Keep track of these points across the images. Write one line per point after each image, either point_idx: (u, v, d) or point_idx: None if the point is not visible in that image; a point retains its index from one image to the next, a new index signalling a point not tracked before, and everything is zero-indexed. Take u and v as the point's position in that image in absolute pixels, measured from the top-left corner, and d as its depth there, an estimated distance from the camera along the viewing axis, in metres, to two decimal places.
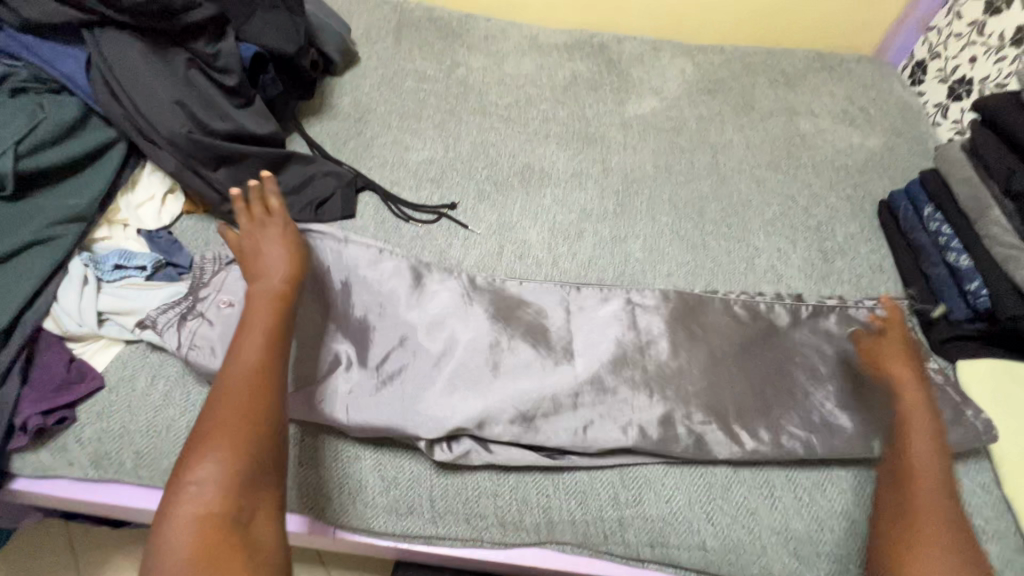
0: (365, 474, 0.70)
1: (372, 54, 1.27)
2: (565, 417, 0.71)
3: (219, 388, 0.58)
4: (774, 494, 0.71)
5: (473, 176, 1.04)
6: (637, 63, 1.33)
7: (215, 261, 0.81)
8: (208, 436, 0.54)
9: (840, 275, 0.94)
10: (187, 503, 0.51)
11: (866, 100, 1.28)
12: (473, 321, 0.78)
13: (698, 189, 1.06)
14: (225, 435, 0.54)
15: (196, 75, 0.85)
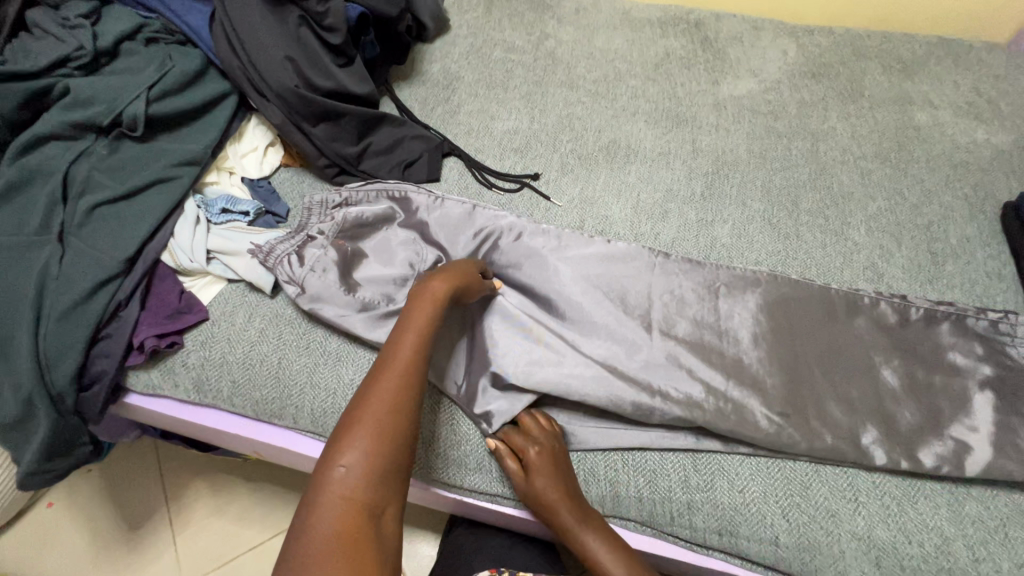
0: (439, 425, 0.73)
1: (463, 24, 1.28)
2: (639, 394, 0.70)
3: (378, 359, 0.56)
4: (858, 500, 0.67)
5: (557, 149, 1.03)
6: (735, 43, 1.27)
7: (321, 206, 0.87)
8: (373, 410, 0.51)
9: (951, 279, 0.86)
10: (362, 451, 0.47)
11: (996, 92, 1.16)
12: (562, 285, 0.80)
13: (794, 177, 1.00)
14: (390, 415, 0.51)
15: (305, 32, 0.88)
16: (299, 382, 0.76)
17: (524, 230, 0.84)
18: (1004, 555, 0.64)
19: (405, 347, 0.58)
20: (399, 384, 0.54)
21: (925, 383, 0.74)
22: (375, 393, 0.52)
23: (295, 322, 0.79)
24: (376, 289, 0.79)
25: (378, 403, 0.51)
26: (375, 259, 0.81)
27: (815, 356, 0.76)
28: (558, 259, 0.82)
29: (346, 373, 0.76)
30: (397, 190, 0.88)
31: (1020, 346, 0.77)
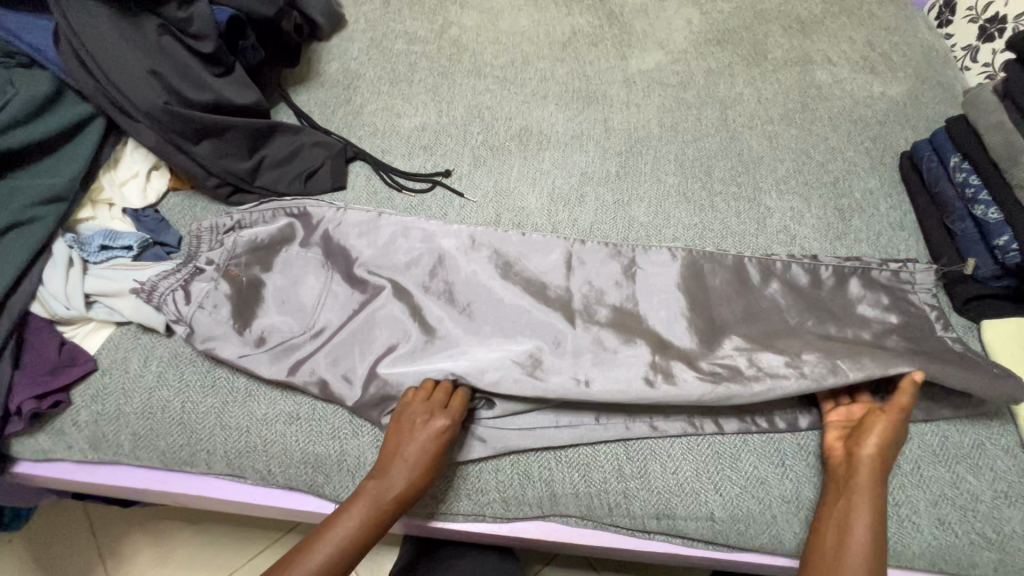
0: (362, 449, 0.69)
1: (360, 17, 1.21)
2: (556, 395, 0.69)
3: (341, 512, 0.62)
4: (785, 464, 0.68)
5: (468, 142, 1.00)
6: (641, 15, 1.25)
7: (211, 232, 0.81)
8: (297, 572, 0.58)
9: (858, 234, 0.89)
10: None
11: (888, 44, 1.20)
12: (477, 286, 0.78)
13: (706, 148, 1.00)
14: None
15: (169, 42, 0.80)
16: (208, 425, 0.70)
17: (435, 233, 0.83)
18: (920, 496, 0.67)
19: (354, 522, 0.61)
20: (336, 552, 0.59)
21: (841, 339, 0.76)
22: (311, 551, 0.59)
23: (196, 361, 0.73)
24: (280, 316, 0.76)
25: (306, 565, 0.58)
26: (278, 284, 0.78)
27: (735, 327, 0.77)
28: (472, 258, 0.80)
29: (258, 409, 0.71)
30: (296, 206, 0.84)
31: (920, 292, 0.81)
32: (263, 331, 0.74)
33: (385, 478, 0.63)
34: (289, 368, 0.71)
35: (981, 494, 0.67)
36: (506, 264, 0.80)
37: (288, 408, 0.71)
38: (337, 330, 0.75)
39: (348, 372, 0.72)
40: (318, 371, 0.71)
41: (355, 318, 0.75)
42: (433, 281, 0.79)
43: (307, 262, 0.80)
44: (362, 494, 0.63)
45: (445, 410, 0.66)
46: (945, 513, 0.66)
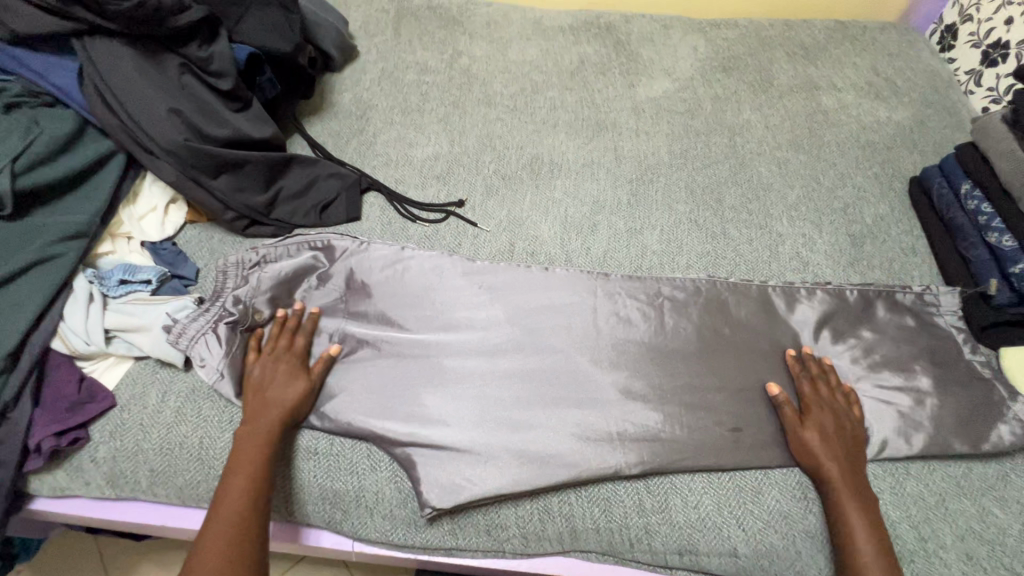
0: (380, 484, 0.69)
1: (371, 49, 1.24)
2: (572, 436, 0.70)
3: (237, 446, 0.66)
4: (809, 497, 0.68)
5: (480, 171, 1.01)
6: (647, 43, 1.28)
7: (237, 267, 0.82)
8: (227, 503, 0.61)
9: (871, 260, 0.89)
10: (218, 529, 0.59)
11: (892, 70, 1.21)
12: (499, 321, 0.80)
13: (715, 175, 1.01)
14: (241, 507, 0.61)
15: (190, 79, 0.82)
16: (226, 460, 0.70)
17: (458, 267, 0.85)
18: (947, 530, 0.66)
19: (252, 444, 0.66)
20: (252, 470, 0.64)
21: (860, 369, 0.76)
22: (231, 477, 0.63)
23: (215, 396, 0.73)
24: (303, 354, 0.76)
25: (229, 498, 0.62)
26: None
27: (753, 359, 0.77)
28: (494, 295, 0.83)
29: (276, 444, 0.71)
30: (320, 240, 0.86)
31: (946, 314, 0.81)
32: None
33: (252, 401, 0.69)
34: (317, 407, 0.72)
35: (1009, 528, 0.66)
36: (525, 300, 0.82)
37: (306, 444, 0.71)
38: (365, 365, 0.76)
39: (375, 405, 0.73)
40: (344, 409, 0.72)
41: (381, 354, 0.77)
42: (456, 313, 0.81)
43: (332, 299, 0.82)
44: (238, 477, 0.63)
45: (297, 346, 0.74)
46: (973, 548, 0.65)
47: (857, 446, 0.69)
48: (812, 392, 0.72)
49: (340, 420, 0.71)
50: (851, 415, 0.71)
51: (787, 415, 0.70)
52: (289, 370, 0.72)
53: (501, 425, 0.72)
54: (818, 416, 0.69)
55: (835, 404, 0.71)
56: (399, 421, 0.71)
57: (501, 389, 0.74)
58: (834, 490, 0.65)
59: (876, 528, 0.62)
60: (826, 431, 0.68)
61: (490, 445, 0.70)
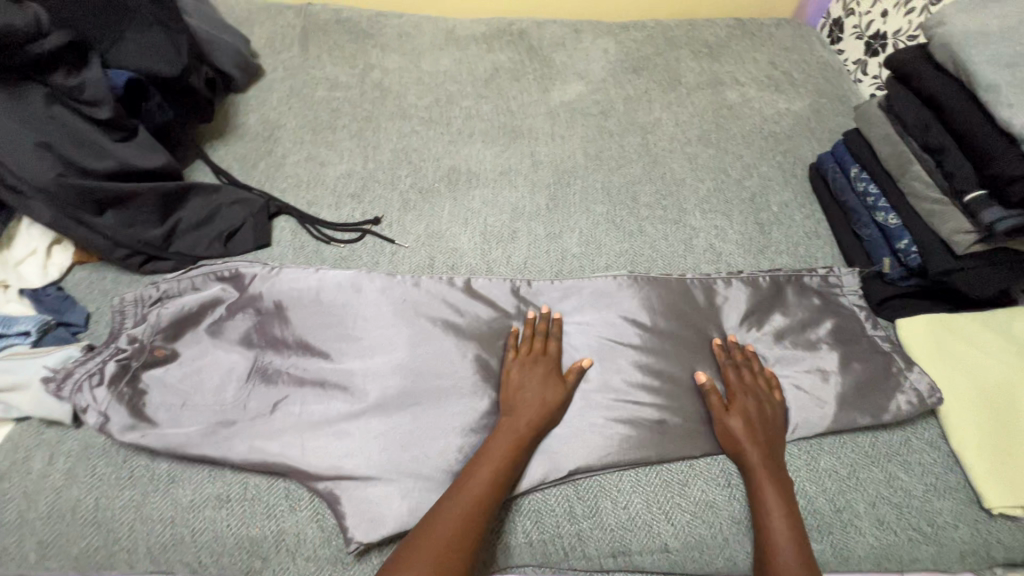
0: (301, 525, 0.65)
1: (277, 66, 1.19)
2: None
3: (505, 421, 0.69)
4: (732, 484, 0.70)
5: (396, 186, 0.99)
6: (559, 48, 1.29)
7: (136, 304, 0.76)
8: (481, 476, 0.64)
9: (778, 246, 0.93)
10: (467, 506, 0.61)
11: (789, 63, 1.28)
12: (424, 338, 0.76)
13: (630, 174, 1.03)
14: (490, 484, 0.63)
15: (59, 110, 0.75)
16: (127, 520, 0.64)
17: (376, 287, 0.81)
18: (859, 499, 0.69)
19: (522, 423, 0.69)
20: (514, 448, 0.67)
21: (774, 354, 0.79)
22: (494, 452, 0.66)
23: (111, 452, 0.68)
24: (212, 393, 0.71)
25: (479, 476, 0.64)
26: (210, 357, 0.73)
27: (675, 354, 0.78)
28: (416, 313, 0.79)
29: (184, 496, 0.65)
30: (227, 270, 0.80)
31: (849, 294, 0.85)
32: (196, 412, 0.69)
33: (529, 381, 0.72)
34: (230, 449, 0.67)
35: (913, 490, 0.70)
36: (450, 313, 0.80)
37: (217, 491, 0.66)
38: (281, 401, 0.72)
39: (294, 442, 0.68)
40: (260, 448, 0.67)
41: (300, 386, 0.73)
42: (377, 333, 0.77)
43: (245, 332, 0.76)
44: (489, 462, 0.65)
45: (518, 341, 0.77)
46: (884, 513, 0.68)
47: (778, 431, 0.71)
48: (737, 380, 0.74)
49: (253, 458, 0.67)
50: (774, 401, 0.73)
51: (714, 403, 0.72)
52: (534, 367, 0.74)
53: (431, 449, 0.69)
54: (742, 403, 0.72)
55: (757, 390, 0.74)
56: (320, 456, 0.67)
57: (431, 410, 0.72)
58: (753, 476, 0.67)
59: (790, 512, 0.64)
60: (749, 418, 0.71)
61: (416, 469, 0.68)
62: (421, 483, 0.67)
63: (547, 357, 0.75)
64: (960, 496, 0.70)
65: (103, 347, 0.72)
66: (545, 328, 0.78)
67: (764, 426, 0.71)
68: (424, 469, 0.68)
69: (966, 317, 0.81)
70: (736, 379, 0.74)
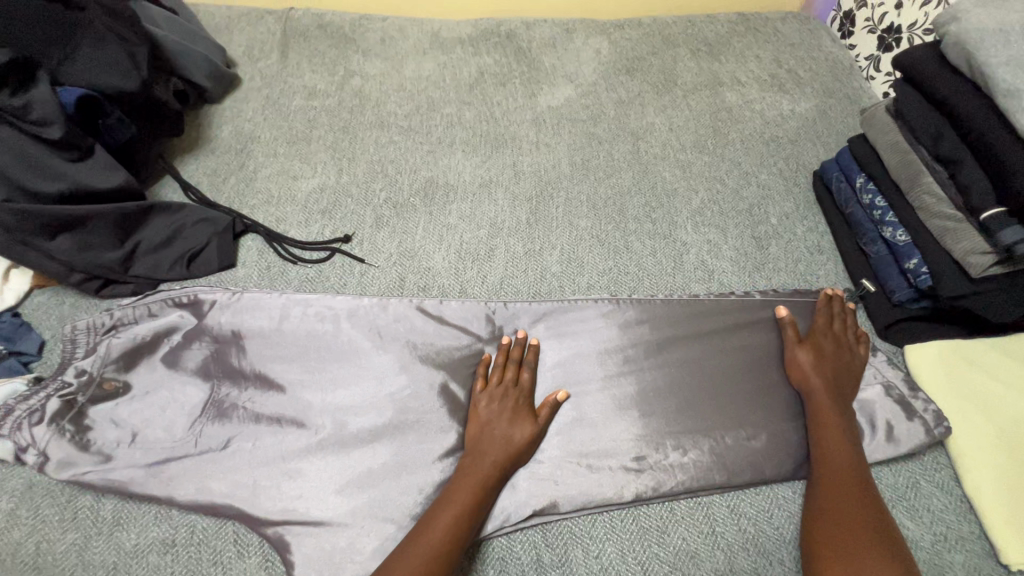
0: (247, 574, 0.61)
1: (255, 74, 1.15)
2: None
3: (473, 456, 0.65)
4: (716, 532, 0.63)
5: (369, 202, 0.94)
6: (549, 49, 1.23)
7: (88, 332, 0.72)
8: (444, 518, 0.59)
9: (776, 262, 0.86)
10: (431, 551, 0.56)
11: (794, 60, 1.20)
12: (387, 369, 0.72)
13: (618, 184, 0.97)
14: (453, 527, 0.58)
15: (5, 132, 0.71)
16: (67, 566, 0.60)
17: (341, 311, 0.77)
18: None
19: (490, 459, 0.64)
20: (483, 486, 0.62)
21: (767, 385, 0.73)
22: (462, 491, 0.61)
23: (55, 491, 0.64)
24: (162, 429, 0.67)
25: (444, 517, 0.59)
26: (164, 389, 0.70)
27: (657, 385, 0.73)
28: (383, 342, 0.74)
29: (127, 540, 0.62)
30: (184, 295, 0.76)
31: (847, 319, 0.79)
32: (143, 450, 0.66)
33: (504, 408, 0.68)
34: (178, 490, 0.64)
35: (920, 540, 0.63)
36: (416, 340, 0.75)
37: (162, 535, 0.62)
38: (236, 436, 0.68)
39: (244, 481, 0.65)
40: (210, 487, 0.64)
41: (254, 420, 0.69)
42: (337, 362, 0.73)
43: (200, 359, 0.73)
44: (455, 502, 0.60)
45: (512, 369, 0.71)
46: None
47: (855, 378, 0.72)
48: (823, 325, 0.75)
49: (203, 498, 0.63)
50: (858, 352, 0.74)
51: (790, 335, 0.75)
52: (515, 410, 0.68)
53: (390, 489, 0.64)
54: (820, 342, 0.73)
55: (844, 338, 0.75)
56: (273, 498, 0.64)
57: (392, 447, 0.67)
58: (821, 426, 0.67)
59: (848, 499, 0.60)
60: (821, 356, 0.72)
61: (373, 513, 0.63)
62: (374, 528, 0.62)
63: (518, 387, 0.70)
64: (974, 546, 0.62)
65: (53, 379, 0.68)
66: (518, 355, 0.72)
67: (835, 365, 0.71)
68: (382, 514, 0.63)
69: (982, 345, 0.73)
70: (822, 326, 0.76)
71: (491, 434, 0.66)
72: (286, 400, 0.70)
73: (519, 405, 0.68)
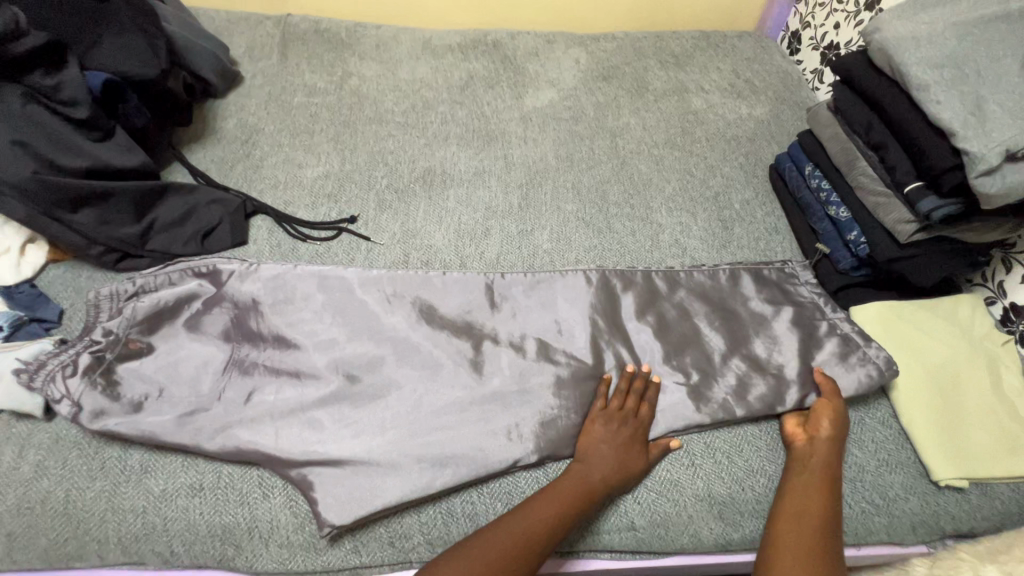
0: (274, 512, 0.66)
1: (256, 73, 1.21)
2: (474, 434, 0.71)
3: (576, 464, 0.69)
4: (695, 464, 0.72)
5: (372, 187, 1.01)
6: (532, 58, 1.34)
7: (111, 298, 0.76)
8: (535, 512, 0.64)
9: (740, 241, 0.98)
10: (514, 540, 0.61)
11: (750, 72, 1.35)
12: (399, 332, 0.78)
13: (599, 175, 1.07)
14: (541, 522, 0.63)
15: (36, 110, 0.77)
16: (97, 511, 0.64)
17: (352, 280, 0.83)
18: None
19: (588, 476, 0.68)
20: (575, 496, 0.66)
21: (734, 340, 0.82)
22: (556, 493, 0.66)
23: (82, 444, 0.68)
24: (185, 386, 0.72)
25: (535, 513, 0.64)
26: (185, 351, 0.74)
27: (639, 341, 0.82)
28: (392, 307, 0.81)
29: (156, 485, 0.66)
30: (203, 265, 0.81)
31: (803, 284, 0.90)
32: (168, 403, 0.70)
33: (611, 433, 0.71)
34: (207, 437, 0.68)
35: (867, 465, 0.73)
36: (423, 305, 0.82)
37: (190, 480, 0.67)
38: (257, 391, 0.73)
39: (267, 431, 0.69)
40: (237, 434, 0.69)
41: (275, 377, 0.74)
42: (352, 326, 0.79)
43: (220, 323, 0.78)
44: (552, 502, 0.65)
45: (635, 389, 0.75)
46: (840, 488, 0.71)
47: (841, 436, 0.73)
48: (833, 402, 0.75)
49: (229, 446, 0.68)
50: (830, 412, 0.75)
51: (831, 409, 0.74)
52: (631, 436, 0.71)
53: (404, 434, 0.70)
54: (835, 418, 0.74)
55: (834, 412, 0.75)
56: (294, 444, 0.69)
57: (405, 397, 0.73)
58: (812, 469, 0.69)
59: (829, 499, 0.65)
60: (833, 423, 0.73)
61: (391, 457, 0.69)
62: (392, 468, 0.68)
63: (637, 418, 0.73)
64: (910, 469, 0.73)
65: (79, 339, 0.73)
66: (640, 384, 0.76)
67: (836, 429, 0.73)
68: (398, 456, 0.69)
69: (913, 305, 0.86)
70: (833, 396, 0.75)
71: (591, 451, 0.70)
72: (304, 358, 0.76)
73: (627, 434, 0.71)
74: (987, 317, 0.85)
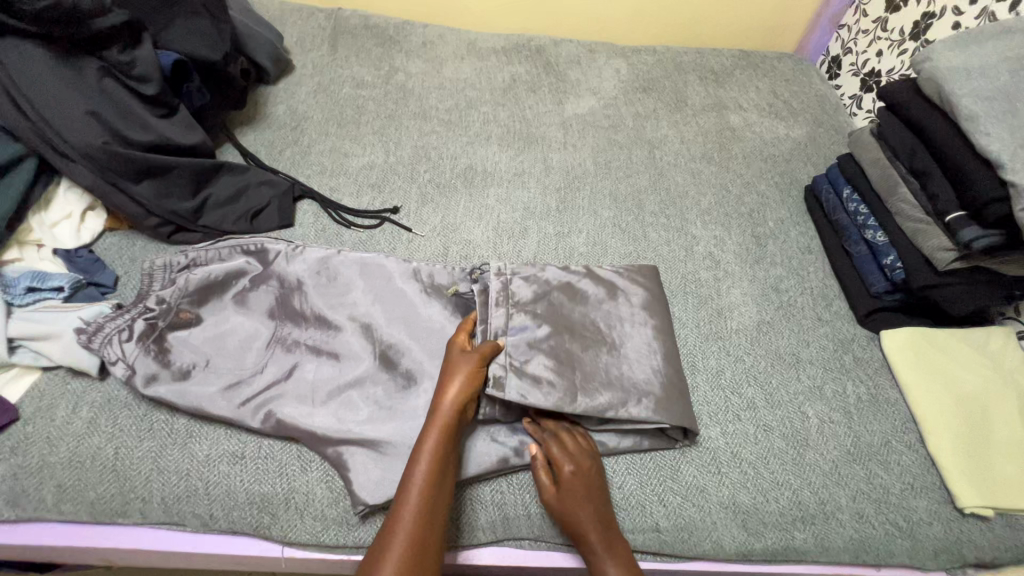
0: (311, 485, 0.69)
1: (306, 63, 1.25)
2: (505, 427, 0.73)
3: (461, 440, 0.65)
4: (721, 471, 0.73)
5: (415, 180, 1.04)
6: (574, 65, 1.36)
7: (164, 269, 0.79)
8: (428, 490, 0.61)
9: (773, 258, 0.99)
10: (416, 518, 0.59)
11: (789, 93, 1.36)
12: (436, 322, 0.80)
13: (636, 184, 1.09)
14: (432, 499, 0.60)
15: (111, 84, 0.80)
16: (143, 471, 0.67)
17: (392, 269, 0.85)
18: (841, 493, 0.73)
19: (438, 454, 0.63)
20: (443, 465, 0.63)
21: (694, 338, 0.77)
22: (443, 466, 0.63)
23: (133, 405, 0.71)
24: (230, 359, 0.74)
25: (430, 491, 0.61)
26: (231, 326, 0.77)
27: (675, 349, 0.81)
28: (431, 298, 0.82)
29: (199, 450, 0.69)
30: (252, 244, 0.83)
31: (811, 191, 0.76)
32: (216, 374, 0.73)
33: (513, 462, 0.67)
34: (251, 410, 0.71)
35: (891, 488, 0.74)
36: (458, 299, 0.83)
37: (232, 448, 0.69)
38: (298, 369, 0.75)
39: (307, 410, 0.71)
40: (278, 409, 0.71)
41: (316, 357, 0.77)
42: (390, 312, 0.81)
43: (266, 301, 0.80)
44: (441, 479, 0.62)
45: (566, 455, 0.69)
46: (863, 507, 0.72)
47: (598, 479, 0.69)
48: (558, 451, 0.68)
49: (272, 420, 0.70)
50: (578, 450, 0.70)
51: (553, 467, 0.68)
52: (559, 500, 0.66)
53: None
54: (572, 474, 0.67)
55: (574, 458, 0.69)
56: (332, 422, 0.71)
57: None
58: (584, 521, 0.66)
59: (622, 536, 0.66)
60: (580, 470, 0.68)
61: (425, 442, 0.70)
62: None
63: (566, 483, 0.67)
64: (935, 494, 0.74)
65: (132, 304, 0.75)
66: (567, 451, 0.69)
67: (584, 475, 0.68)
68: None
69: (944, 332, 0.86)
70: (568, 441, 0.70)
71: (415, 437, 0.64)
72: (345, 341, 0.78)
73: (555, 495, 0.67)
74: (1017, 348, 0.86)
